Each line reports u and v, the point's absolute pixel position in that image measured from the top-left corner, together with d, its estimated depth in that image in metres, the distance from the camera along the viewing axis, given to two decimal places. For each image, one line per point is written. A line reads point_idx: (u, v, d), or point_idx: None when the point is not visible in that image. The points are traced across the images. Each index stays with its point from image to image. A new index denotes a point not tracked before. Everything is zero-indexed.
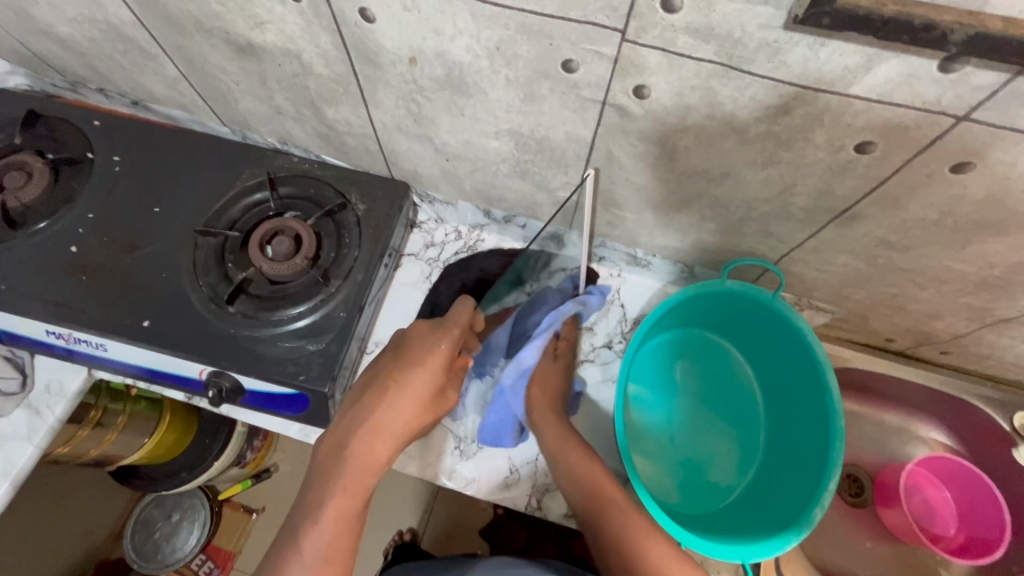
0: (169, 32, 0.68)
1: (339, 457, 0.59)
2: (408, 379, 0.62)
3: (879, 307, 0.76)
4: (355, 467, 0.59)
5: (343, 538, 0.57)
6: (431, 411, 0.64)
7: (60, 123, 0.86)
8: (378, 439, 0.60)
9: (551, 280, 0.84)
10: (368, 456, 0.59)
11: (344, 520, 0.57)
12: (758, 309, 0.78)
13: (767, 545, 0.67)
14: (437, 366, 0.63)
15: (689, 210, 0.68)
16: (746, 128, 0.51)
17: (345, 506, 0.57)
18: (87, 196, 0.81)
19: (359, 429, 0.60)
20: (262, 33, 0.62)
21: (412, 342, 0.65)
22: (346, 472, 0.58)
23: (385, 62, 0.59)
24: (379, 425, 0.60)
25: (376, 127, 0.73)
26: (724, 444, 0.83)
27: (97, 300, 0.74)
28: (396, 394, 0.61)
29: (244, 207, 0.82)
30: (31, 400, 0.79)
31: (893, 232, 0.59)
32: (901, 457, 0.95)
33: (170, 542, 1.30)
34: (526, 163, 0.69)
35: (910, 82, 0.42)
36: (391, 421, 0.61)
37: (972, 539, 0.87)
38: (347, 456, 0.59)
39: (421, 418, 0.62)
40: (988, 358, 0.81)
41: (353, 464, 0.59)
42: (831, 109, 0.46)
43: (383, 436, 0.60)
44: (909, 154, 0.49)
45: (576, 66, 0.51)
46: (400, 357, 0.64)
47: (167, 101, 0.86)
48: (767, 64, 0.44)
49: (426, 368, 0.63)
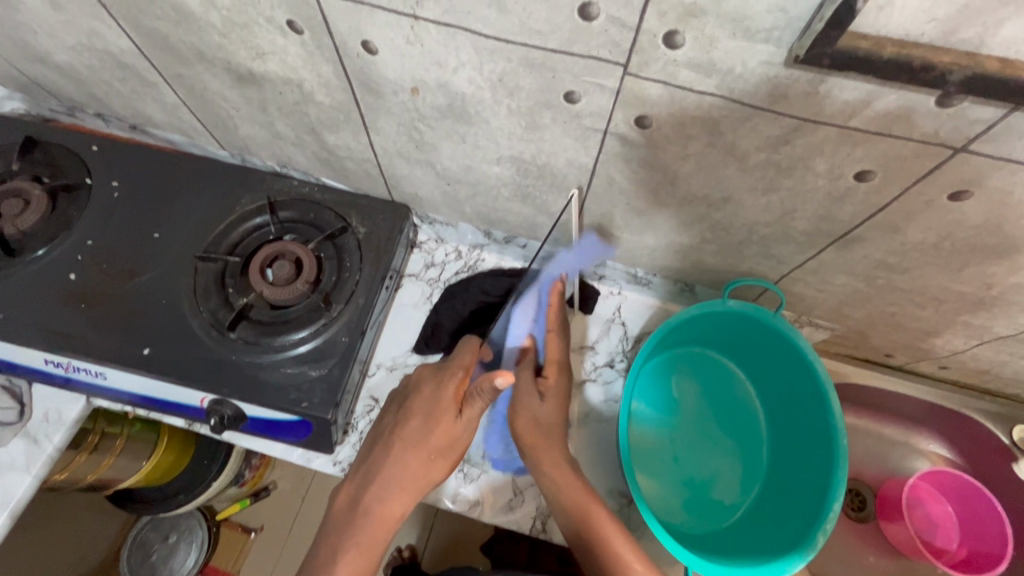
0: (169, 61, 0.68)
1: (359, 514, 0.62)
2: (423, 436, 0.64)
3: (878, 325, 0.76)
4: (373, 526, 0.61)
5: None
6: (448, 465, 0.65)
7: (57, 149, 0.86)
8: (392, 497, 0.62)
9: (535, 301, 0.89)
10: (380, 513, 0.61)
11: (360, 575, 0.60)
12: (759, 328, 0.78)
13: (773, 567, 0.67)
14: (448, 417, 0.64)
15: (689, 232, 0.68)
16: (746, 156, 0.52)
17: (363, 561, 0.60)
18: (86, 222, 0.81)
19: (377, 488, 0.62)
20: (263, 63, 0.62)
21: (425, 391, 0.67)
22: (366, 529, 0.61)
23: (387, 92, 0.60)
24: (394, 484, 0.62)
25: (377, 152, 0.73)
26: (728, 464, 0.83)
27: (96, 328, 0.73)
28: (412, 455, 0.63)
29: (243, 231, 0.81)
30: (29, 429, 0.78)
31: (893, 255, 0.60)
32: (902, 470, 0.95)
33: (166, 564, 1.27)
34: (527, 188, 0.70)
35: (909, 115, 0.43)
36: (406, 480, 0.63)
37: (974, 552, 0.87)
38: (365, 512, 0.62)
39: (433, 467, 0.64)
40: (986, 373, 0.82)
41: (372, 522, 0.61)
42: (831, 140, 0.47)
43: (397, 494, 0.62)
44: (908, 183, 0.49)
45: (578, 98, 0.52)
46: (416, 413, 0.65)
47: (166, 125, 0.86)
48: (768, 97, 0.45)
49: (439, 420, 0.64)
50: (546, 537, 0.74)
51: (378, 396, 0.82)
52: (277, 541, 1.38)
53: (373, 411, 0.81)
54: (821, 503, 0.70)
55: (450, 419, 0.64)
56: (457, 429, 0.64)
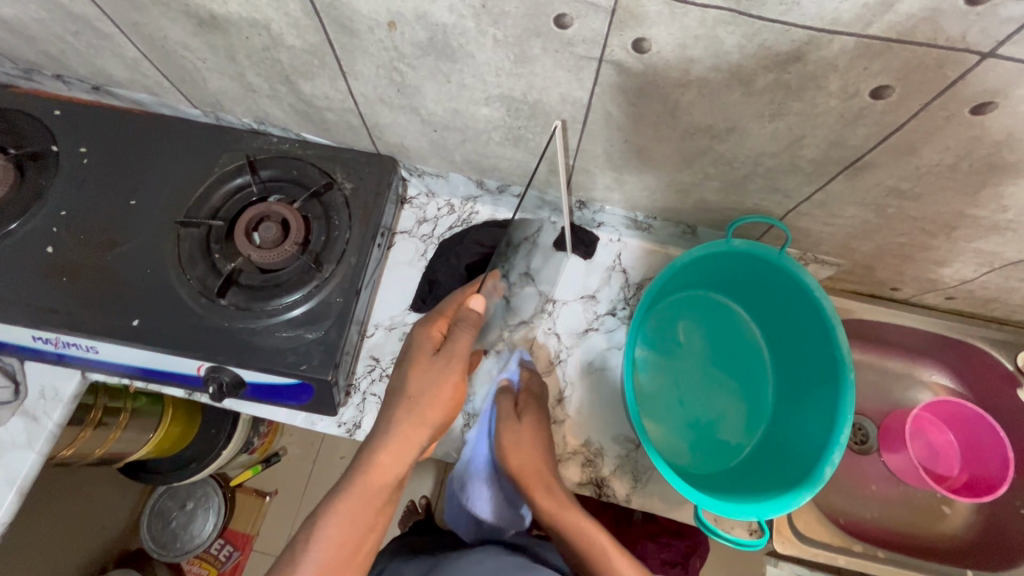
0: (122, 8, 0.63)
1: (352, 472, 0.59)
2: (406, 381, 0.62)
3: (886, 258, 0.75)
4: (364, 485, 0.58)
5: (351, 545, 0.58)
6: (440, 418, 0.62)
7: (18, 116, 0.81)
8: (382, 453, 0.59)
9: (518, 254, 0.74)
10: (374, 468, 0.59)
11: (351, 536, 0.58)
12: (764, 266, 0.76)
13: (780, 502, 0.67)
14: (425, 353, 0.63)
15: (691, 168, 0.65)
16: (753, 79, 0.48)
17: (352, 522, 0.58)
18: (58, 193, 0.77)
19: (370, 443, 0.60)
20: (224, 3, 0.57)
21: (409, 340, 0.66)
22: (356, 488, 0.58)
23: (362, 28, 0.55)
24: (385, 440, 0.60)
25: (357, 100, 0.69)
26: (733, 405, 0.83)
27: (81, 302, 0.71)
28: (400, 408, 0.60)
29: (225, 193, 0.78)
30: (27, 407, 0.77)
31: (906, 180, 0.57)
32: (905, 402, 0.96)
33: (187, 530, 1.31)
34: (519, 130, 0.66)
35: (934, 17, 0.39)
36: (398, 434, 0.60)
37: (975, 478, 0.88)
38: (357, 471, 0.59)
39: (430, 420, 0.61)
40: (994, 301, 0.81)
41: (361, 481, 0.58)
42: (846, 53, 0.43)
43: (390, 451, 0.59)
44: (928, 97, 0.46)
45: (569, 22, 0.47)
46: (401, 363, 0.64)
47: (130, 84, 0.81)
48: (778, 7, 0.41)
49: (418, 363, 0.62)
50: None
51: (378, 356, 0.81)
52: (291, 503, 1.40)
53: (375, 371, 0.80)
54: (828, 437, 0.70)
55: (428, 356, 0.63)
56: (433, 367, 0.62)
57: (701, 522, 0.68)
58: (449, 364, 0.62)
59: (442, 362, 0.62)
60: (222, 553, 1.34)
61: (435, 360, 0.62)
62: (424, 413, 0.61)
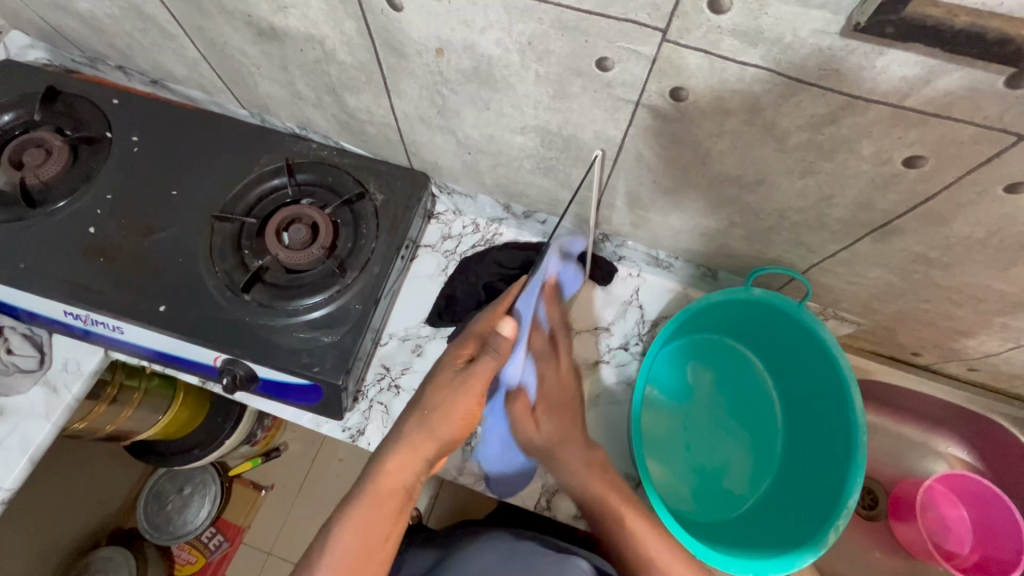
0: (189, 13, 0.67)
1: (363, 480, 0.60)
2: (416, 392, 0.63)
3: (908, 322, 0.73)
4: (376, 493, 0.59)
5: (370, 549, 0.57)
6: (451, 433, 0.62)
7: (77, 100, 0.85)
8: (390, 462, 0.60)
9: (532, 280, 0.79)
10: (386, 474, 0.59)
11: (366, 539, 0.57)
12: (782, 318, 0.75)
13: (781, 561, 0.66)
14: (451, 369, 0.64)
15: (717, 215, 0.65)
16: (787, 136, 0.49)
17: (368, 529, 0.57)
18: (106, 176, 0.81)
19: (380, 451, 0.61)
20: (285, 17, 0.60)
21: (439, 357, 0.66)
22: (369, 495, 0.59)
23: (410, 52, 0.57)
24: (394, 448, 0.60)
25: (398, 117, 0.71)
26: (740, 455, 0.82)
27: (115, 283, 0.74)
28: (411, 419, 0.62)
29: (261, 192, 0.81)
30: (49, 378, 0.80)
31: (934, 249, 0.56)
32: (918, 472, 0.93)
33: (181, 514, 1.32)
34: (550, 160, 0.67)
35: (973, 96, 0.39)
36: (407, 439, 0.61)
37: (987, 558, 0.85)
38: (367, 481, 0.59)
39: (450, 428, 0.62)
40: (1018, 378, 0.78)
41: (373, 486, 0.59)
42: (883, 120, 0.44)
43: (398, 457, 0.60)
44: (961, 171, 0.46)
45: (611, 65, 0.49)
46: None
47: (187, 81, 0.85)
48: (818, 71, 0.42)
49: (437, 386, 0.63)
50: (550, 514, 0.73)
51: (388, 365, 0.82)
52: (287, 500, 1.41)
53: (384, 380, 0.81)
54: (836, 498, 0.69)
55: (449, 373, 0.63)
56: (450, 384, 0.62)
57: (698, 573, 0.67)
58: (466, 389, 0.62)
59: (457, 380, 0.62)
60: (212, 542, 1.35)
61: (453, 378, 0.62)
62: (432, 427, 0.61)
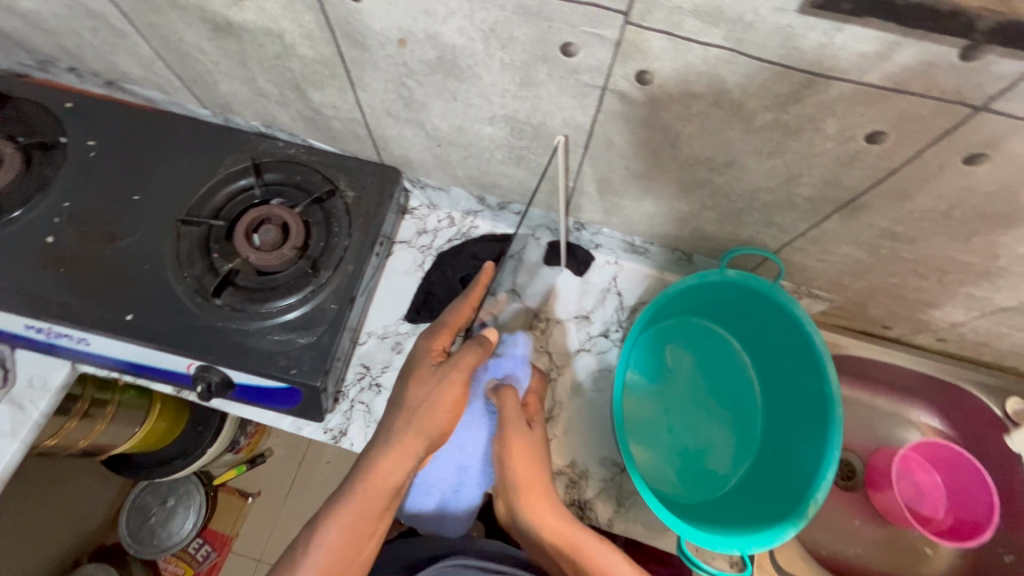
0: (139, 8, 0.64)
1: (350, 481, 0.59)
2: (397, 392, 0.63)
3: (878, 297, 0.75)
4: (361, 494, 0.58)
5: (352, 548, 0.58)
6: (440, 428, 0.61)
7: (27, 105, 0.82)
8: (381, 461, 0.59)
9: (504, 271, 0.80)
10: (375, 474, 0.58)
11: (349, 540, 0.57)
12: (756, 298, 0.76)
13: (763, 536, 0.67)
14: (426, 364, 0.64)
15: (689, 198, 0.66)
16: (753, 116, 0.49)
17: (351, 531, 0.57)
18: (62, 183, 0.78)
19: (370, 451, 0.60)
20: (240, 11, 0.58)
21: (412, 351, 0.66)
22: (355, 495, 0.58)
23: (372, 44, 0.56)
24: (383, 448, 0.59)
25: (365, 111, 0.70)
26: (722, 435, 0.83)
27: (78, 294, 0.71)
28: (399, 417, 0.61)
29: (228, 194, 0.78)
30: (13, 395, 0.77)
31: (899, 223, 0.58)
32: (894, 441, 0.95)
33: (166, 527, 1.29)
34: (521, 150, 0.67)
35: (929, 70, 0.40)
36: (395, 442, 0.59)
37: (960, 521, 0.88)
38: (357, 479, 0.58)
39: (441, 418, 0.61)
40: (984, 346, 0.80)
41: (359, 487, 0.58)
42: (844, 98, 0.44)
43: (387, 459, 0.59)
44: (921, 146, 0.47)
45: (576, 50, 0.48)
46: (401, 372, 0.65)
47: (143, 81, 0.82)
48: (779, 50, 0.42)
49: (418, 385, 0.62)
50: None
51: (368, 364, 0.81)
52: (275, 506, 1.39)
53: (365, 379, 0.80)
54: (815, 471, 0.70)
55: (428, 367, 0.64)
56: (433, 377, 0.62)
57: (685, 553, 0.68)
58: (446, 378, 0.62)
59: (441, 374, 0.62)
60: (199, 552, 1.33)
61: (434, 372, 0.62)
62: (423, 424, 0.60)
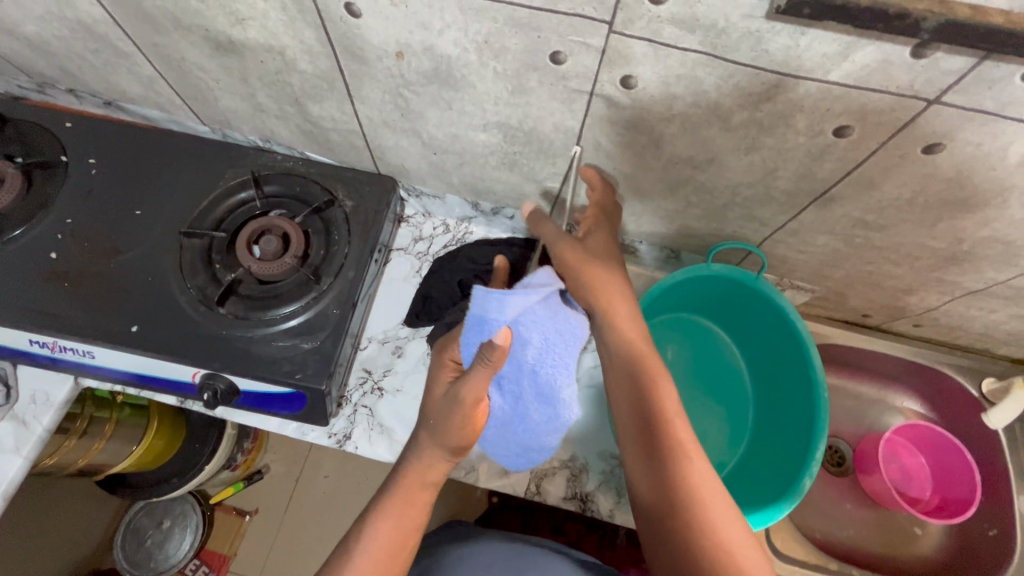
0: (143, 29, 0.67)
1: (393, 478, 0.63)
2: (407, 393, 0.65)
3: (857, 285, 0.79)
4: (404, 488, 0.62)
5: (397, 546, 0.60)
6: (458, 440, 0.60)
7: (27, 125, 0.84)
8: (419, 460, 0.63)
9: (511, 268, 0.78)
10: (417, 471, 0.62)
11: (394, 536, 0.60)
12: (741, 289, 0.80)
13: (760, 514, 0.70)
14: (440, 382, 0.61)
15: (675, 197, 0.69)
16: (729, 115, 0.53)
17: (396, 525, 0.60)
18: (64, 201, 0.79)
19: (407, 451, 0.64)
20: (244, 30, 0.61)
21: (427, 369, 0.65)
22: (397, 490, 0.62)
23: (371, 57, 0.59)
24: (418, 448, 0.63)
25: (362, 122, 0.73)
26: (715, 424, 0.86)
27: (83, 307, 0.73)
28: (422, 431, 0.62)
29: (228, 207, 0.80)
30: (17, 411, 0.77)
31: (870, 212, 0.62)
32: (880, 426, 0.99)
33: (162, 549, 1.27)
34: (514, 155, 0.70)
35: (885, 67, 0.44)
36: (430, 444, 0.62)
37: (947, 500, 0.91)
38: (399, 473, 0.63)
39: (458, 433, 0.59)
40: (958, 329, 0.85)
41: (402, 482, 0.62)
42: (811, 95, 0.48)
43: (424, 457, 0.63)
44: (883, 138, 0.51)
45: (564, 58, 0.52)
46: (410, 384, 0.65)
47: (143, 100, 0.84)
48: (750, 53, 0.46)
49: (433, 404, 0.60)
50: (541, 499, 0.76)
51: (370, 369, 0.83)
52: (273, 523, 1.38)
53: (367, 383, 0.82)
54: (806, 451, 0.73)
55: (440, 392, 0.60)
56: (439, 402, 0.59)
57: None
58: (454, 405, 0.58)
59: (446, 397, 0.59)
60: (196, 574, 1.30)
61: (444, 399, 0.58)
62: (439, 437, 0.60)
